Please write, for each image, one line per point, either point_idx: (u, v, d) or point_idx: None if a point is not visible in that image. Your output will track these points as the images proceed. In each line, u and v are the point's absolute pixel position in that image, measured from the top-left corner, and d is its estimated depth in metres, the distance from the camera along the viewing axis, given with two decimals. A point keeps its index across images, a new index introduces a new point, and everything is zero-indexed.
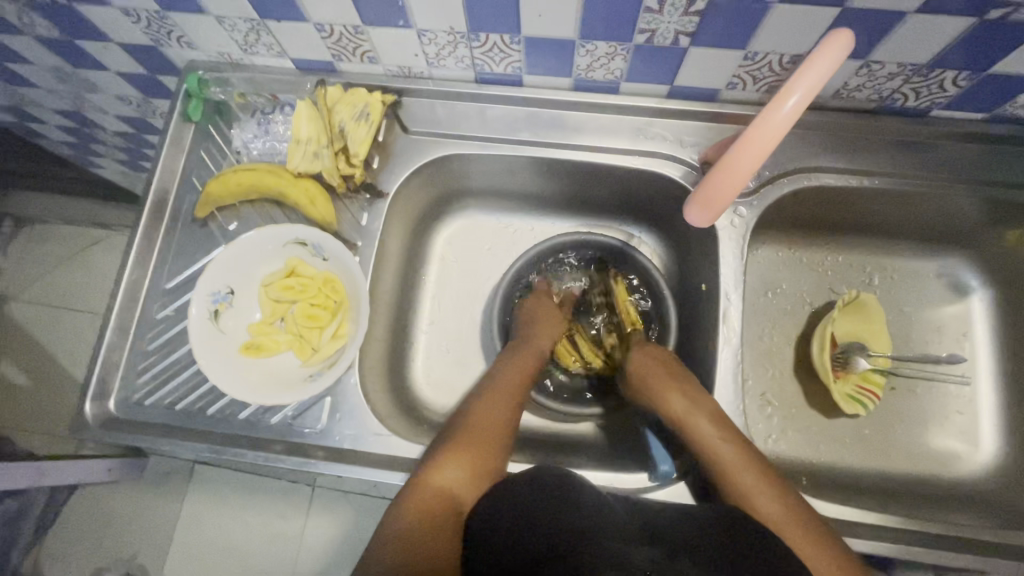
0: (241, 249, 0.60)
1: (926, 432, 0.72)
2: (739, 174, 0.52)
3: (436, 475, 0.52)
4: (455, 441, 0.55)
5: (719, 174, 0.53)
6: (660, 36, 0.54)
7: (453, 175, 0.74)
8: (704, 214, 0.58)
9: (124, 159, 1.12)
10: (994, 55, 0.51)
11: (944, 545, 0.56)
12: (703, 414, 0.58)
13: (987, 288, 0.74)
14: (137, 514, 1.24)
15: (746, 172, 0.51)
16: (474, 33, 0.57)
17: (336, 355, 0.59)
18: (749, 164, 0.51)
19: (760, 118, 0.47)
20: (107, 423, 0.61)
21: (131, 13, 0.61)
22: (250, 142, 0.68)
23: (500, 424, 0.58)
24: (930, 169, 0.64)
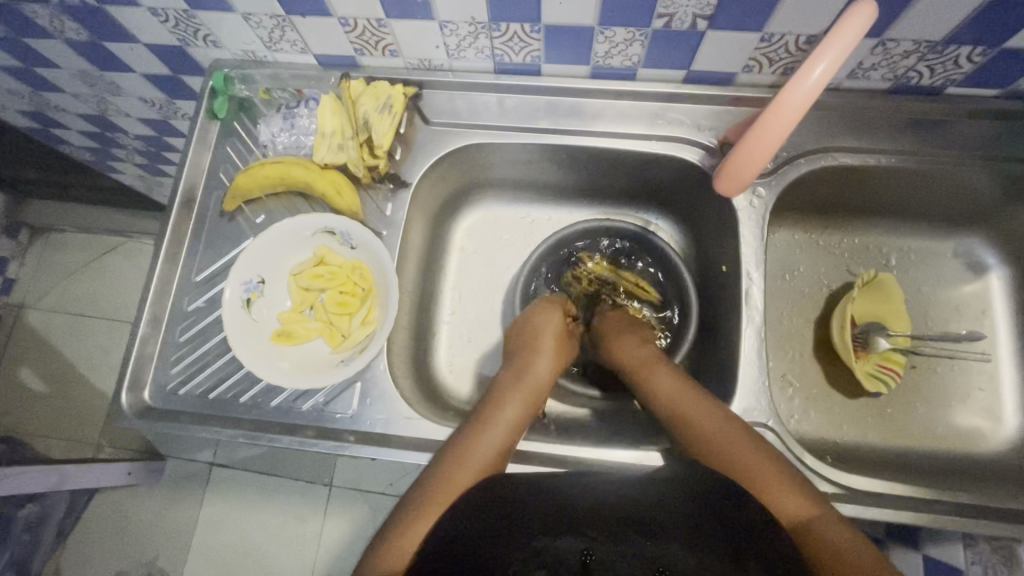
0: (272, 238, 0.61)
1: (948, 409, 0.73)
2: (767, 146, 0.54)
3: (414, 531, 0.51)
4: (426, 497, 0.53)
5: (745, 147, 0.55)
6: (678, 20, 0.56)
7: (473, 166, 0.75)
8: (730, 186, 0.59)
9: (143, 163, 1.14)
10: (1007, 30, 0.52)
11: (973, 516, 0.56)
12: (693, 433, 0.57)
13: (1005, 266, 0.75)
14: (157, 516, 1.25)
15: (773, 144, 0.53)
16: (495, 23, 0.59)
17: (366, 341, 0.60)
18: (773, 137, 0.52)
19: (785, 90, 0.49)
20: (142, 412, 0.62)
21: (160, 13, 0.62)
22: (276, 136, 0.70)
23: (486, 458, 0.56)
24: (945, 147, 0.65)
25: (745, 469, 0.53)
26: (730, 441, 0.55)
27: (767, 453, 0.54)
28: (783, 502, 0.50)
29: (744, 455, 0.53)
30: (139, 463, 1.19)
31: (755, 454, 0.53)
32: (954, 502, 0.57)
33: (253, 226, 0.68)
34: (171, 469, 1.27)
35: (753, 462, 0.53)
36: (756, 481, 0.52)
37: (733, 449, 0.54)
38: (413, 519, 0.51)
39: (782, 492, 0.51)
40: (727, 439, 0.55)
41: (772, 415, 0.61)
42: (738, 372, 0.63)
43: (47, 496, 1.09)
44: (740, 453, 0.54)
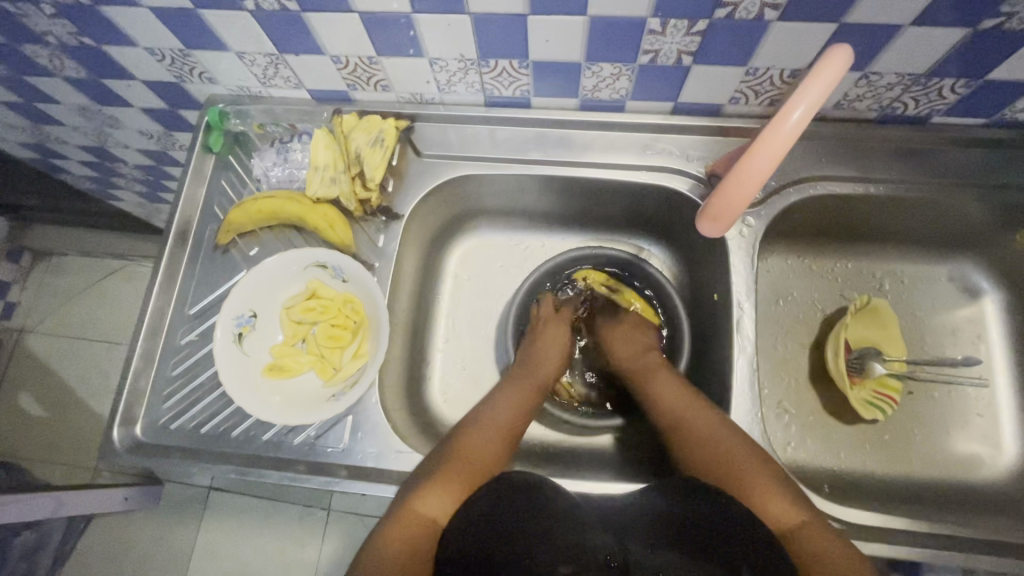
0: (265, 272, 0.62)
1: (947, 436, 0.72)
2: (747, 188, 0.54)
3: (421, 503, 0.54)
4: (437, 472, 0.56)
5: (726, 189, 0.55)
6: (663, 56, 0.56)
7: (466, 195, 0.76)
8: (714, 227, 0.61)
9: (142, 190, 1.15)
10: (989, 64, 0.53)
11: (969, 548, 0.56)
12: (699, 420, 0.59)
13: (998, 290, 0.75)
14: (152, 544, 1.24)
15: (752, 187, 0.54)
16: (484, 59, 0.60)
17: (356, 374, 0.61)
18: (752, 178, 0.53)
19: (765, 134, 0.49)
20: (133, 447, 0.62)
21: (156, 53, 0.64)
22: (270, 170, 0.70)
23: (490, 453, 0.59)
24: (935, 174, 0.65)
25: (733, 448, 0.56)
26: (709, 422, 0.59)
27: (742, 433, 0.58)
28: (773, 503, 0.52)
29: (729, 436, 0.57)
30: (135, 490, 1.18)
31: (726, 431, 0.58)
32: (951, 535, 0.56)
33: (246, 259, 0.69)
34: (167, 494, 1.26)
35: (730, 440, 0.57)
36: (743, 455, 0.56)
37: (709, 428, 0.58)
38: (423, 491, 0.55)
39: (749, 465, 0.55)
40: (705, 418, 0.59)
41: (766, 446, 0.61)
42: (731, 402, 0.63)
43: (43, 524, 1.08)
44: (721, 429, 0.58)
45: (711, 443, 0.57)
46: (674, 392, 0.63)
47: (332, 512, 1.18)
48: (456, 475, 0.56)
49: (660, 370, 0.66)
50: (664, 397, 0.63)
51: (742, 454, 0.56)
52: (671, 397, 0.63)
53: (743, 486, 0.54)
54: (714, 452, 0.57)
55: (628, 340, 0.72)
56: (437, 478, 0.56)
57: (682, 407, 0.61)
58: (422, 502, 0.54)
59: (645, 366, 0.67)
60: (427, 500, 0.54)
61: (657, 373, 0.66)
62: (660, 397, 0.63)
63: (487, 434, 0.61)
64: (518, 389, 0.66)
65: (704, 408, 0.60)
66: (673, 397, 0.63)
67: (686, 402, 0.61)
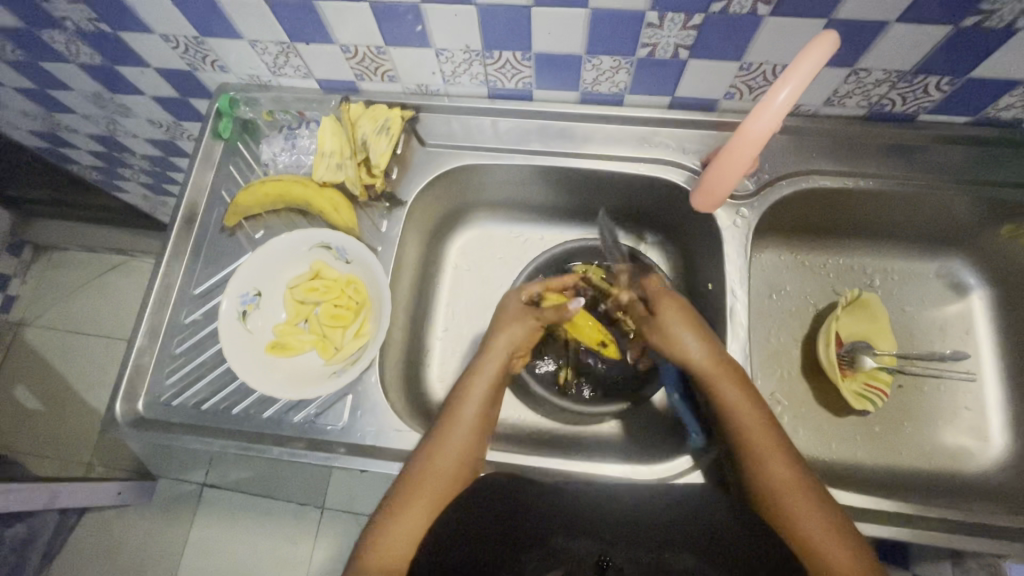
0: (270, 252, 0.64)
1: (936, 429, 0.73)
2: (741, 161, 0.57)
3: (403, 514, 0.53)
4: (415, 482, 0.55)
5: (722, 162, 0.59)
6: (661, 50, 0.59)
7: (468, 186, 0.78)
8: (708, 202, 0.64)
9: (149, 182, 1.17)
10: (972, 62, 0.55)
11: (953, 530, 0.57)
12: (758, 438, 0.55)
13: (985, 286, 0.77)
14: (143, 539, 1.23)
15: (744, 163, 0.57)
16: (488, 51, 0.62)
17: (358, 353, 0.62)
18: (745, 153, 0.56)
19: (754, 112, 0.52)
20: (135, 422, 0.62)
21: (171, 40, 0.66)
22: (277, 156, 0.72)
23: (461, 462, 0.57)
24: (922, 170, 0.68)
25: (780, 478, 0.53)
26: (755, 427, 0.55)
27: (800, 463, 0.54)
28: (814, 539, 0.50)
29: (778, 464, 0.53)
30: (129, 483, 1.18)
31: (768, 439, 0.55)
32: (939, 518, 0.58)
33: (252, 241, 0.70)
34: (161, 490, 1.26)
35: (783, 469, 0.53)
36: (789, 489, 0.52)
37: (752, 432, 0.55)
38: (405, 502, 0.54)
39: (787, 479, 0.53)
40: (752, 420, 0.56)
41: None
42: None
43: (34, 515, 1.08)
44: (775, 457, 0.54)
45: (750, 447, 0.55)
46: (727, 388, 0.57)
47: (326, 509, 1.18)
48: (429, 485, 0.55)
49: (719, 362, 0.59)
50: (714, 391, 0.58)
51: (789, 486, 0.52)
52: (723, 393, 0.57)
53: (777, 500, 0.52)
54: (760, 466, 0.54)
55: (683, 325, 0.61)
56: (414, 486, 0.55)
57: (730, 406, 0.56)
58: (404, 513, 0.53)
59: (702, 354, 0.59)
60: (410, 512, 0.53)
61: (724, 370, 0.58)
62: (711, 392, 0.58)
63: (466, 435, 0.58)
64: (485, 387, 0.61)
65: (754, 409, 0.56)
66: (724, 394, 0.57)
67: (737, 401, 0.57)
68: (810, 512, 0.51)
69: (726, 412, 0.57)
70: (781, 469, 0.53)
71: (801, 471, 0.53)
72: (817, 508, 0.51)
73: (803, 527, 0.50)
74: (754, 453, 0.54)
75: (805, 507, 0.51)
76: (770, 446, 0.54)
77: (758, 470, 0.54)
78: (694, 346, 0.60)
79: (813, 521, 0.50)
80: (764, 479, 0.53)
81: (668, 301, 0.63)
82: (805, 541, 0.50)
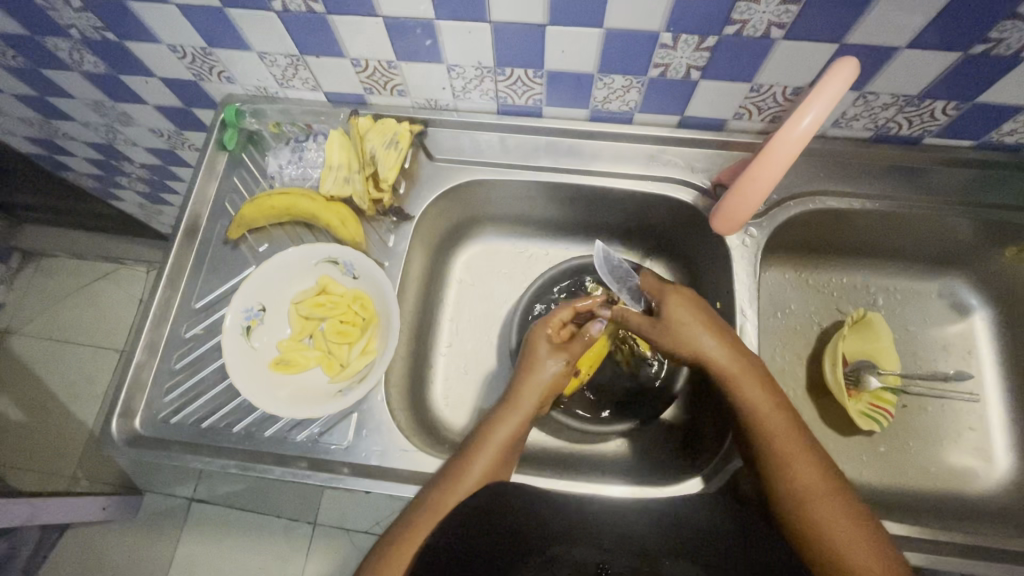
0: (277, 267, 0.63)
1: (941, 449, 0.73)
2: (773, 171, 0.56)
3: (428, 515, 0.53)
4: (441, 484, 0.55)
5: (753, 169, 0.57)
6: (673, 70, 0.59)
7: (474, 201, 0.78)
8: (729, 223, 0.65)
9: (146, 190, 1.15)
10: (979, 87, 0.56)
11: (962, 554, 0.57)
12: (782, 440, 0.54)
13: (987, 307, 0.78)
14: (126, 556, 1.19)
15: (775, 175, 0.57)
16: (500, 68, 0.62)
17: (364, 370, 0.61)
18: (777, 165, 0.55)
19: (778, 134, 0.53)
20: (131, 440, 0.61)
21: (178, 50, 0.65)
22: (283, 168, 0.71)
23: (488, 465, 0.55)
24: (926, 192, 0.68)
25: (805, 482, 0.52)
26: (780, 431, 0.55)
27: (826, 468, 0.53)
28: (839, 541, 0.49)
29: (803, 468, 0.53)
30: (115, 498, 1.14)
31: (794, 443, 0.54)
32: (947, 541, 0.58)
33: (256, 254, 0.69)
34: (148, 505, 1.22)
35: (809, 473, 0.52)
36: (812, 494, 0.51)
37: (776, 435, 0.54)
38: (427, 502, 0.54)
39: (814, 483, 0.52)
40: (775, 424, 0.55)
41: None
42: None
43: (13, 532, 1.04)
44: (801, 460, 0.53)
45: (774, 451, 0.54)
46: (750, 391, 0.57)
47: (318, 527, 1.14)
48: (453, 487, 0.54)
49: (741, 364, 0.58)
50: (737, 394, 0.57)
51: (814, 490, 0.52)
52: (746, 397, 0.56)
53: (804, 506, 0.51)
54: (787, 468, 0.53)
55: (698, 326, 0.59)
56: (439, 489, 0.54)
57: (753, 409, 0.56)
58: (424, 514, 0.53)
59: (729, 360, 0.58)
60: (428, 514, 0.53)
61: (751, 373, 0.58)
62: (733, 396, 0.57)
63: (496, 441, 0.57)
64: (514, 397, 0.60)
65: (779, 414, 0.56)
66: (747, 396, 0.56)
67: (761, 405, 0.56)
68: (837, 518, 0.50)
69: (749, 418, 0.56)
70: (806, 473, 0.52)
71: (827, 474, 0.53)
72: (844, 513, 0.50)
73: (832, 533, 0.49)
74: (779, 457, 0.54)
75: (831, 511, 0.50)
76: (796, 450, 0.54)
77: (783, 475, 0.53)
78: (716, 348, 0.58)
79: (839, 524, 0.50)
80: (788, 482, 0.53)
81: (674, 299, 0.60)
82: (833, 546, 0.49)
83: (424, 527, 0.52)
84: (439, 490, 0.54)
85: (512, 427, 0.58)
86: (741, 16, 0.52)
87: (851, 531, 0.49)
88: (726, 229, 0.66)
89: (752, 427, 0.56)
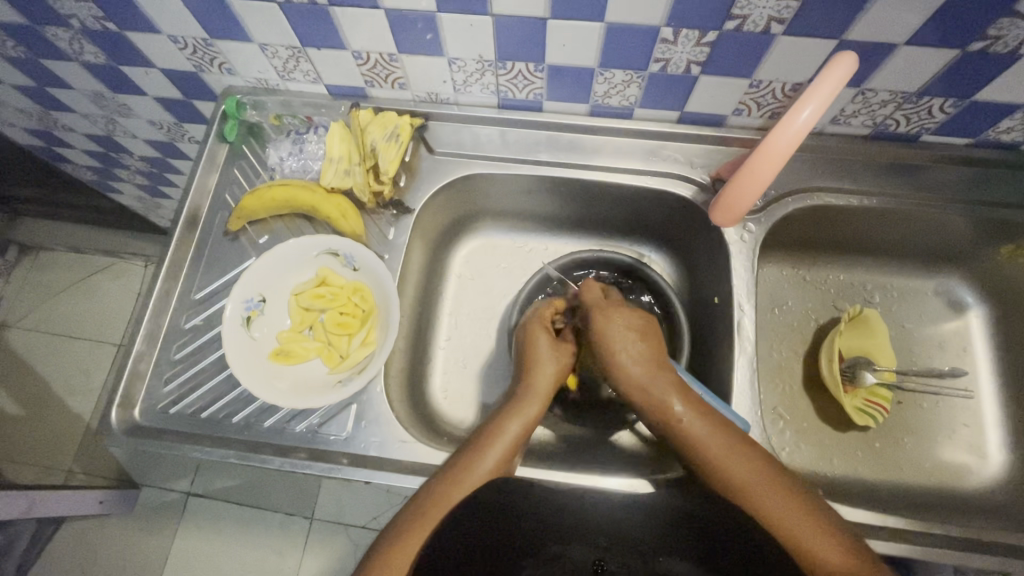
0: (277, 257, 0.63)
1: (936, 445, 0.74)
2: (773, 164, 0.56)
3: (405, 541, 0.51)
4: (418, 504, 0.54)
5: (753, 163, 0.58)
6: (673, 65, 0.59)
7: (474, 195, 0.78)
8: (728, 217, 0.65)
9: (145, 184, 1.15)
10: (977, 84, 0.57)
11: (956, 546, 0.58)
12: (715, 448, 0.54)
13: (982, 304, 0.78)
14: (122, 550, 1.19)
15: (775, 169, 0.57)
16: (501, 62, 0.62)
17: (364, 361, 0.61)
18: (779, 153, 0.55)
19: (777, 128, 0.53)
20: (130, 430, 0.61)
21: (179, 41, 0.65)
22: (284, 160, 0.71)
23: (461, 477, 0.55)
24: (923, 190, 0.69)
25: (745, 481, 0.52)
26: (707, 438, 0.55)
27: (759, 458, 0.54)
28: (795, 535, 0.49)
29: (740, 468, 0.53)
30: (112, 491, 1.14)
31: (724, 443, 0.54)
32: (940, 535, 0.59)
33: (256, 246, 0.69)
34: (145, 499, 1.22)
35: (746, 470, 0.53)
36: (754, 491, 0.52)
37: (706, 442, 0.55)
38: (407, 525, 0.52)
39: (752, 480, 0.52)
40: (698, 430, 0.56)
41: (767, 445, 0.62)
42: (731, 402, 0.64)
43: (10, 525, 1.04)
44: (734, 460, 0.53)
45: (707, 458, 0.54)
46: (670, 400, 0.57)
47: (315, 520, 1.14)
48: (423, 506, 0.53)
49: (654, 375, 0.59)
50: (660, 412, 0.58)
51: (755, 485, 0.52)
52: (667, 409, 0.57)
53: (748, 503, 0.52)
54: (726, 474, 0.53)
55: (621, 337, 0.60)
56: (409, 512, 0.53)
57: (678, 422, 0.57)
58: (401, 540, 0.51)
59: (643, 374, 0.59)
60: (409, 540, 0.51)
61: (670, 382, 0.59)
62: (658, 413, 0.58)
63: (500, 447, 0.57)
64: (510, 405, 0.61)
65: (701, 420, 0.56)
66: (675, 409, 0.57)
67: (682, 416, 0.57)
68: (785, 507, 0.50)
69: (676, 430, 0.57)
70: (743, 472, 0.53)
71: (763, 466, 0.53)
72: (790, 503, 0.51)
73: (790, 528, 0.49)
74: (714, 464, 0.54)
75: (780, 503, 0.51)
76: (727, 451, 0.54)
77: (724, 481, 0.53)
78: (633, 363, 0.59)
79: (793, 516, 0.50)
80: (729, 487, 0.53)
81: (604, 313, 0.61)
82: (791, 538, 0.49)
83: (406, 546, 0.51)
84: (443, 487, 0.55)
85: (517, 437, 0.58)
86: (741, 12, 0.52)
87: (800, 521, 0.49)
88: (724, 223, 0.67)
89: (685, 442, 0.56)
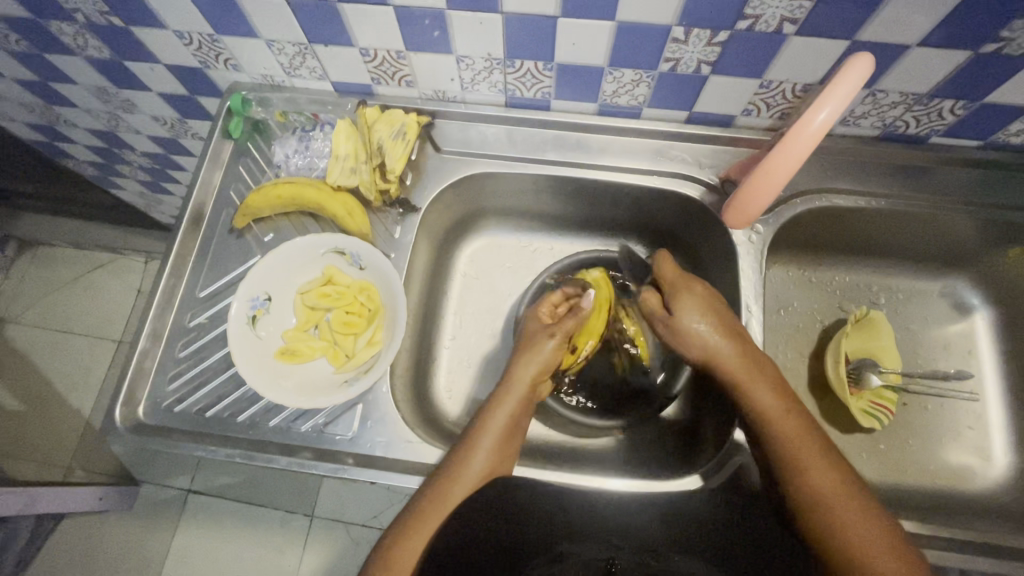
0: (282, 256, 0.63)
1: (941, 447, 0.74)
2: (787, 164, 0.56)
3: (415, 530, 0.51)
4: (437, 489, 0.53)
5: (766, 166, 0.58)
6: (683, 65, 0.59)
7: (480, 194, 0.77)
8: (738, 216, 0.65)
9: (147, 180, 1.14)
10: (988, 87, 0.56)
11: (962, 550, 0.58)
12: (799, 448, 0.52)
13: (988, 306, 0.78)
14: (122, 546, 1.19)
15: (788, 171, 0.57)
16: (510, 60, 0.62)
17: (370, 361, 0.61)
18: (793, 154, 0.55)
19: (794, 129, 0.53)
20: (134, 428, 0.60)
21: (184, 36, 0.64)
22: (290, 157, 0.71)
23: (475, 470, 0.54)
24: (932, 192, 0.69)
25: (820, 490, 0.50)
26: (793, 436, 0.53)
27: (843, 472, 0.51)
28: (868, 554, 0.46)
29: (819, 475, 0.51)
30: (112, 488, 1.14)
31: (811, 445, 0.52)
32: (946, 537, 0.58)
33: (261, 244, 0.69)
34: (145, 495, 1.21)
35: (824, 478, 0.50)
36: (830, 500, 0.49)
37: (790, 440, 0.53)
38: (422, 513, 0.52)
39: (830, 490, 0.50)
40: (786, 425, 0.54)
41: None
42: None
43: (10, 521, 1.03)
44: (815, 466, 0.51)
45: (784, 455, 0.53)
46: (760, 393, 0.56)
47: (316, 518, 1.14)
48: (444, 495, 0.52)
49: (747, 365, 0.57)
50: (749, 399, 0.56)
51: (829, 497, 0.50)
52: (756, 400, 0.56)
53: (816, 511, 0.50)
54: (802, 476, 0.51)
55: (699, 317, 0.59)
56: (433, 498, 0.52)
57: (764, 412, 0.55)
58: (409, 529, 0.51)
59: (735, 360, 0.58)
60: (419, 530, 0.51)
61: (761, 375, 0.57)
62: (744, 398, 0.56)
63: (488, 440, 0.56)
64: (507, 393, 0.60)
65: (791, 417, 0.54)
66: (754, 396, 0.56)
67: (769, 407, 0.55)
68: (861, 526, 0.48)
69: (758, 419, 0.55)
70: (826, 480, 0.50)
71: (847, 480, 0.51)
72: (865, 522, 0.48)
73: (863, 545, 0.47)
74: (793, 464, 0.52)
75: (855, 520, 0.48)
76: (807, 454, 0.52)
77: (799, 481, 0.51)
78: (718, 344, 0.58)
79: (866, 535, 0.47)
80: (802, 489, 0.51)
81: (679, 292, 0.61)
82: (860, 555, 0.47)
83: (416, 536, 0.51)
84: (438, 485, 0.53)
85: (507, 425, 0.57)
86: (753, 12, 0.51)
87: (877, 542, 0.47)
88: (736, 222, 0.67)
89: (766, 433, 0.54)
